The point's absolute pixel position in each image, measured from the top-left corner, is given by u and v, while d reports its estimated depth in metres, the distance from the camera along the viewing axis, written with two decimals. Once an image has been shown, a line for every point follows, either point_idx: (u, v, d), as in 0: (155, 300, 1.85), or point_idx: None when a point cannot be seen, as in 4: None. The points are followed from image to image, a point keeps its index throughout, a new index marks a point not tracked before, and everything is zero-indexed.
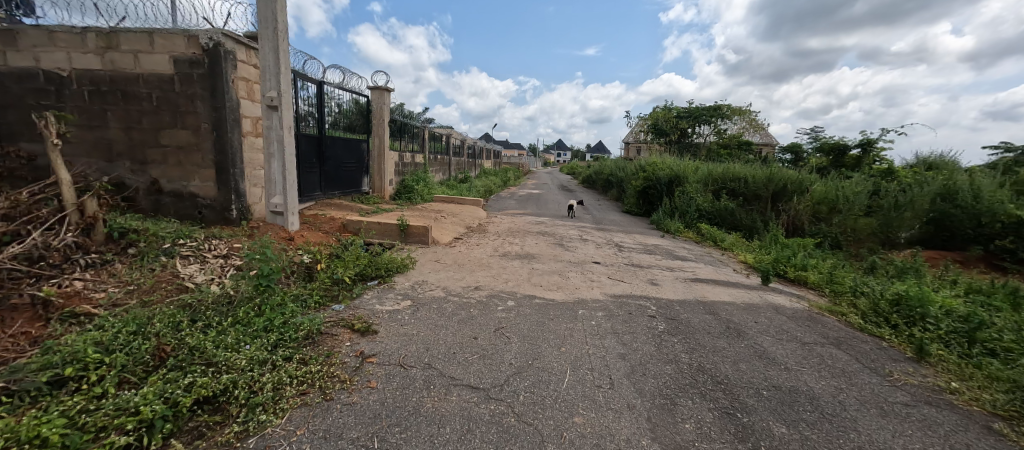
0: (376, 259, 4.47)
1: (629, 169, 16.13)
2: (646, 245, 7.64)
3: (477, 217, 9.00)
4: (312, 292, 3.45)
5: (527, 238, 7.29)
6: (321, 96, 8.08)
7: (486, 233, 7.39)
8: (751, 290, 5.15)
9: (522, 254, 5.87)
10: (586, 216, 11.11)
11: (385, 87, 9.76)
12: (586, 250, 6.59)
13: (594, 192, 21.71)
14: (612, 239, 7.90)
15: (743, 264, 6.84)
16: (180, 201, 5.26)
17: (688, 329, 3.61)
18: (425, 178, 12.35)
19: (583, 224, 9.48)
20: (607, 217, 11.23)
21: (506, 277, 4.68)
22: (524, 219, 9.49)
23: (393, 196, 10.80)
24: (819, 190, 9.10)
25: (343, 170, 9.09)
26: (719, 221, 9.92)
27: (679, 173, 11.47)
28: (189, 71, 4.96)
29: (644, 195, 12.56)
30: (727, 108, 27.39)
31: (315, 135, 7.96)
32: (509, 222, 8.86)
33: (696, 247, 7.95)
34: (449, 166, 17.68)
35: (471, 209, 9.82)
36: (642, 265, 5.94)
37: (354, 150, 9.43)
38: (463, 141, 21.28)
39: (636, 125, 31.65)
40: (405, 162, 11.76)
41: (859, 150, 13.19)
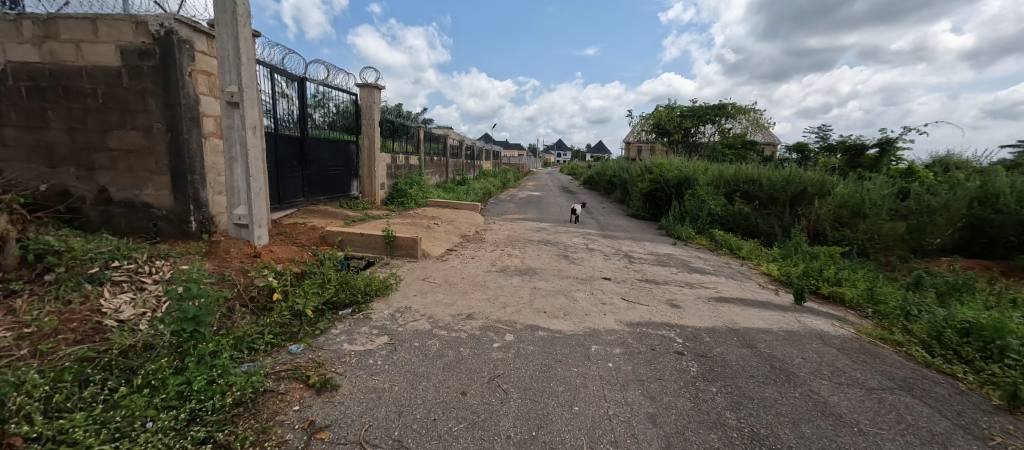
0: (351, 282, 3.81)
1: (634, 171, 15.47)
2: (658, 254, 6.97)
3: (474, 224, 8.33)
4: (259, 333, 2.81)
5: (528, 248, 6.63)
6: (303, 94, 7.40)
7: (484, 243, 6.73)
8: (785, 312, 4.50)
9: (523, 270, 5.21)
10: (590, 221, 10.44)
11: (375, 84, 9.10)
12: (594, 262, 5.92)
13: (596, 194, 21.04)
14: (621, 248, 7.24)
15: (767, 276, 6.19)
16: (132, 212, 4.61)
17: (725, 371, 2.95)
18: (420, 181, 11.69)
19: (588, 230, 8.81)
20: (613, 221, 10.55)
21: (505, 300, 4.02)
22: (525, 226, 8.83)
23: (385, 201, 10.15)
24: (843, 193, 8.44)
25: (329, 174, 8.42)
26: (734, 226, 9.25)
27: (689, 175, 10.80)
28: (138, 63, 4.31)
29: (650, 198, 11.88)
30: (732, 106, 26.73)
31: (296, 136, 7.29)
32: (509, 230, 8.21)
33: (712, 256, 7.28)
34: (446, 167, 17.00)
35: (468, 215, 9.16)
36: (658, 280, 5.28)
37: (341, 152, 8.76)
38: (461, 142, 20.59)
39: (638, 125, 30.97)
40: (398, 165, 11.10)
41: (877, 150, 12.55)
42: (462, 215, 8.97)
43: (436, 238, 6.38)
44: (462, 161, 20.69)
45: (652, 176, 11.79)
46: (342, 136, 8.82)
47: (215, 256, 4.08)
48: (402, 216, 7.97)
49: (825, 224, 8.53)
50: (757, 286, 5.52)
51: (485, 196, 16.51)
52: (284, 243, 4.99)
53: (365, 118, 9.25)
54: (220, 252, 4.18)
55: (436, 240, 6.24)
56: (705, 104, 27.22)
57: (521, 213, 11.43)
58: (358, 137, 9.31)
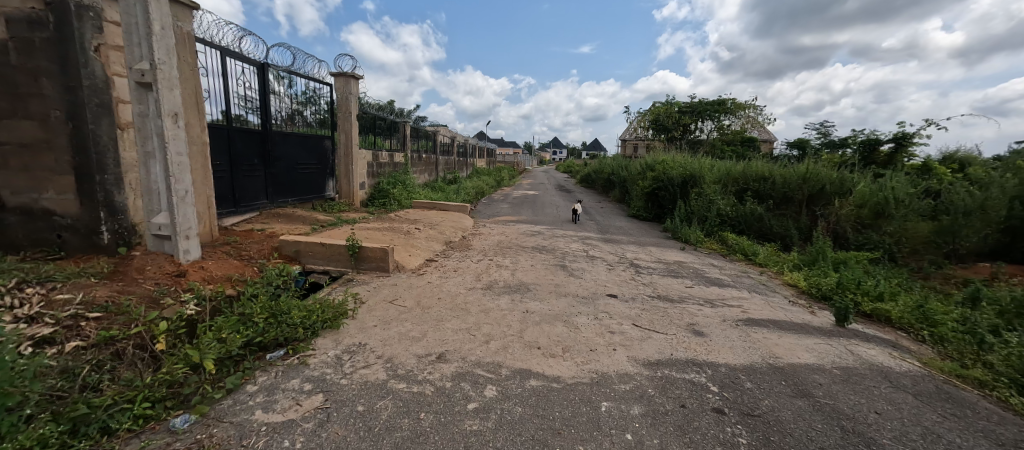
0: (291, 312, 2.99)
1: (634, 168, 14.67)
2: (669, 262, 6.17)
3: (462, 228, 7.49)
4: (124, 402, 1.96)
5: (521, 256, 5.81)
6: (265, 82, 6.51)
7: (471, 251, 5.90)
8: (830, 338, 3.71)
9: (514, 285, 4.40)
10: (590, 223, 9.64)
11: (351, 73, 8.21)
12: (598, 274, 5.11)
13: (593, 192, 20.24)
14: (626, 255, 6.43)
15: (793, 288, 5.42)
16: (31, 221, 3.73)
17: (786, 442, 2.15)
18: (405, 180, 10.82)
19: (587, 234, 8.01)
20: (614, 223, 9.75)
21: (489, 331, 3.20)
22: (518, 229, 8.00)
23: (366, 202, 9.28)
24: (865, 192, 7.68)
25: (300, 173, 7.53)
26: (746, 228, 8.47)
27: (696, 172, 10.01)
28: (28, 35, 3.45)
29: (653, 197, 11.08)
30: (732, 102, 26.05)
31: (257, 130, 6.40)
32: (500, 234, 7.39)
33: (727, 263, 6.50)
34: (437, 165, 16.11)
35: (455, 218, 8.31)
36: (673, 297, 4.48)
37: (312, 149, 7.86)
38: (453, 139, 19.70)
39: (635, 121, 30.18)
40: (381, 162, 10.23)
41: (892, 146, 11.86)
42: (449, 218, 8.13)
43: (415, 247, 5.54)
44: (454, 159, 19.78)
45: (655, 174, 10.99)
46: (315, 132, 7.93)
47: (122, 277, 3.25)
48: (379, 220, 7.12)
49: (847, 226, 7.78)
50: (787, 302, 4.74)
51: (478, 195, 15.66)
52: (223, 257, 4.15)
53: (341, 111, 8.37)
54: (131, 271, 3.35)
55: (413, 249, 5.40)
56: (704, 100, 26.49)
57: (514, 214, 10.59)
58: (333, 133, 8.41)
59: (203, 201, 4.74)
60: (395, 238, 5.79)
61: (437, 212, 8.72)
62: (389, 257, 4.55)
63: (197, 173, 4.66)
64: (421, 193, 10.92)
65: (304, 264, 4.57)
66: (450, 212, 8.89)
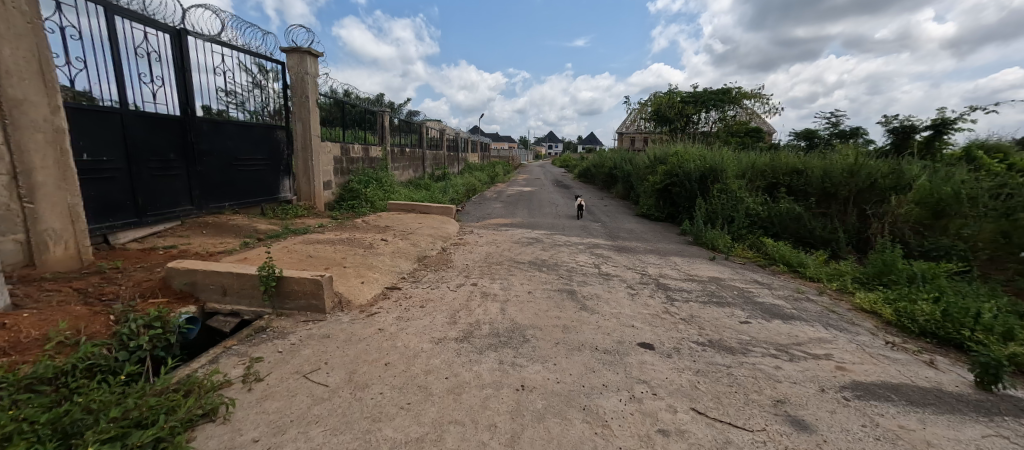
0: (86, 434, 1.62)
1: (640, 162, 13.26)
2: (704, 280, 4.84)
3: (442, 237, 6.09)
4: None
5: (514, 276, 4.46)
6: (183, 54, 5.09)
7: (449, 272, 4.53)
8: (995, 422, 2.38)
9: (503, 331, 3.03)
10: (596, 226, 8.27)
11: (306, 48, 6.75)
12: (619, 305, 3.76)
13: (593, 188, 18.79)
14: (648, 271, 5.09)
15: (876, 319, 4.08)
16: None
17: None
18: (381, 177, 9.39)
19: (595, 241, 6.64)
20: (624, 226, 8.41)
21: (455, 444, 1.84)
22: (512, 237, 6.63)
23: (332, 204, 7.85)
24: (927, 186, 6.31)
25: (240, 170, 6.11)
26: (782, 231, 7.17)
27: (717, 166, 8.65)
28: None
29: (666, 194, 9.73)
30: (736, 91, 24.70)
31: (174, 116, 5.00)
32: (489, 244, 6.02)
33: (775, 280, 5.16)
34: (423, 160, 14.64)
35: (436, 223, 6.92)
36: (732, 344, 3.13)
37: (256, 139, 6.41)
38: (441, 132, 18.20)
39: (635, 112, 28.71)
40: (352, 157, 8.79)
41: (929, 132, 10.57)
42: (428, 224, 6.75)
43: (373, 269, 4.15)
44: (443, 154, 18.26)
45: (668, 167, 9.63)
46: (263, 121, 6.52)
47: None
48: (338, 230, 5.71)
49: (906, 228, 6.45)
50: (885, 346, 3.40)
51: (468, 193, 14.21)
52: (61, 302, 2.75)
53: (296, 95, 6.90)
54: None
55: (370, 273, 4.01)
56: (708, 89, 25.04)
57: (508, 215, 9.20)
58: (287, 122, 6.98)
59: (60, 213, 3.35)
60: (349, 257, 4.40)
61: (415, 216, 7.32)
62: (325, 293, 3.15)
63: (47, 174, 3.25)
64: (401, 192, 9.48)
65: (204, 301, 3.20)
66: (431, 216, 7.48)
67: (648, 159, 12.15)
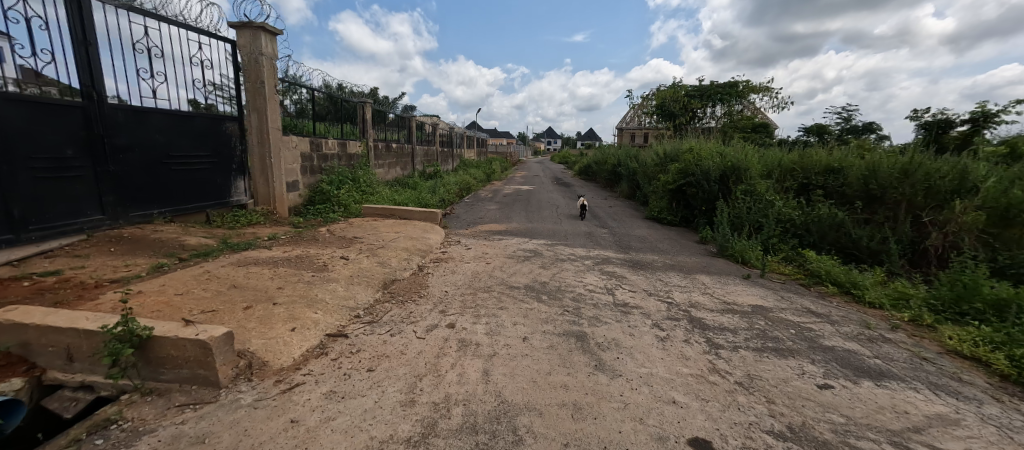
0: None
1: (648, 159, 12.18)
2: (748, 312, 3.81)
3: (420, 250, 5.01)
4: None
5: (505, 310, 3.41)
6: (84, 23, 4.03)
7: (422, 304, 3.47)
8: None
9: (482, 424, 1.98)
10: (603, 232, 7.24)
11: (258, 23, 5.64)
12: (649, 360, 2.72)
13: (596, 186, 17.71)
14: (675, 297, 4.05)
15: (987, 373, 3.05)
16: None
17: None
18: (360, 177, 8.29)
19: (604, 254, 5.58)
20: (635, 232, 7.37)
21: None
22: (506, 249, 5.58)
23: (298, 208, 6.78)
24: (1001, 188, 5.27)
25: (174, 169, 5.03)
26: (821, 241, 6.14)
27: (740, 164, 7.61)
28: None
29: (680, 196, 8.70)
30: (744, 84, 23.58)
31: (72, 101, 3.95)
32: (478, 260, 4.96)
33: (832, 310, 4.14)
34: (412, 157, 13.53)
35: (416, 232, 5.85)
36: (825, 437, 2.09)
37: (196, 132, 5.33)
38: (434, 126, 17.05)
39: (638, 106, 27.57)
40: (325, 154, 7.70)
41: (969, 127, 9.49)
42: (404, 232, 5.67)
43: (315, 304, 3.09)
44: (436, 150, 17.14)
45: (683, 166, 8.58)
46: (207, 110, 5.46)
47: None
48: (289, 243, 4.64)
49: (973, 239, 5.37)
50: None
51: (461, 193, 13.14)
52: None
53: (248, 79, 5.81)
54: None
55: (308, 312, 2.95)
56: (714, 82, 23.90)
57: (502, 219, 8.14)
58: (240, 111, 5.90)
59: None
60: (287, 286, 3.34)
61: (391, 223, 6.25)
62: (216, 358, 2.11)
63: None
64: (383, 194, 8.40)
65: (43, 369, 2.20)
66: (412, 223, 6.39)
67: (658, 155, 11.09)
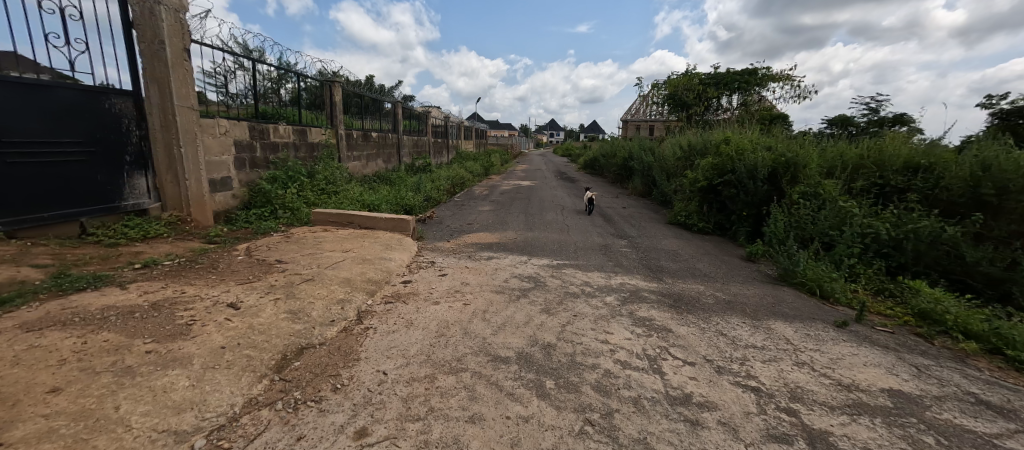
0: None
1: (668, 153, 10.52)
2: (894, 413, 2.25)
3: (366, 283, 3.45)
4: None
5: (480, 429, 1.85)
6: None
7: (328, 412, 1.91)
8: None
9: None
10: (623, 245, 5.66)
11: None
12: None
13: (604, 182, 16.07)
14: (763, 378, 2.48)
15: None
16: None
17: None
18: (320, 172, 6.71)
19: (632, 285, 4.00)
20: (663, 245, 5.81)
21: None
22: (494, 276, 4.01)
23: (229, 214, 5.22)
24: None
25: (14, 163, 3.51)
26: (919, 264, 4.58)
27: (796, 159, 5.99)
28: None
29: (714, 197, 7.09)
30: (764, 72, 21.70)
31: None
32: (452, 298, 3.38)
33: (1010, 395, 2.58)
34: (398, 148, 11.90)
35: (374, 249, 4.29)
36: None
37: (56, 110, 3.77)
38: (425, 114, 15.36)
39: (648, 96, 25.74)
40: (272, 143, 6.12)
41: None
42: (355, 252, 4.11)
43: (91, 439, 1.54)
44: (427, 141, 15.48)
45: (719, 160, 6.96)
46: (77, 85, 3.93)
47: None
48: (165, 275, 3.10)
49: None
50: None
51: (452, 190, 11.53)
52: None
53: (141, 39, 4.22)
54: None
55: None
56: (732, 70, 22.06)
57: (495, 225, 6.55)
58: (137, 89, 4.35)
59: None
60: (69, 386, 1.78)
61: (345, 235, 4.69)
62: None
63: None
64: (348, 192, 6.82)
65: None
66: (373, 235, 4.83)
67: (681, 148, 9.44)
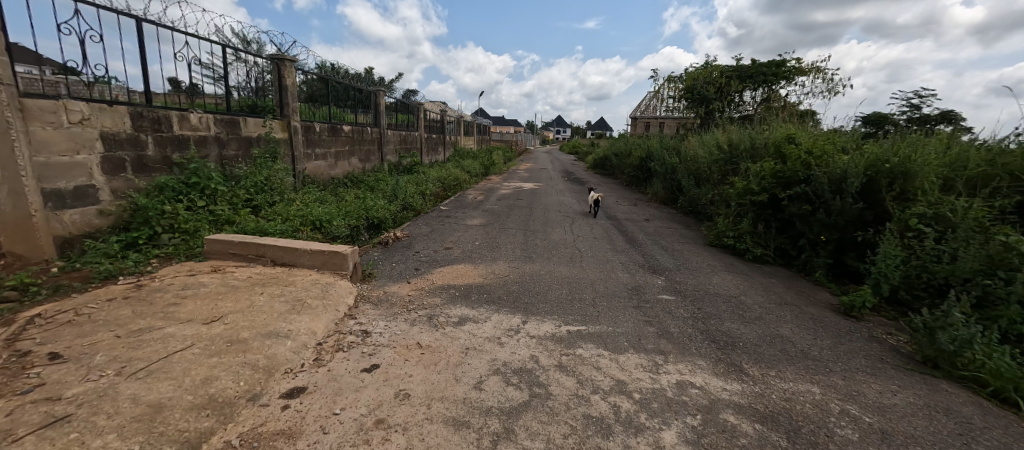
0: None
1: (701, 153, 8.72)
2: None
3: (201, 407, 1.77)
4: None
5: None
6: None
7: None
8: None
9: None
10: (663, 287, 3.98)
11: None
12: None
13: (618, 185, 14.22)
14: None
15: None
16: None
17: None
18: (251, 175, 5.05)
19: (701, 393, 2.26)
20: (717, 287, 4.13)
21: None
22: (461, 369, 2.33)
23: (89, 238, 3.58)
24: None
25: None
26: None
27: (910, 166, 4.19)
28: None
29: (776, 213, 5.35)
30: (794, 63, 19.52)
31: None
32: (361, 448, 1.69)
33: None
34: (380, 143, 10.21)
35: (265, 312, 2.60)
36: None
37: None
38: (417, 106, 13.65)
39: (664, 90, 23.74)
40: (177, 137, 4.47)
41: None
42: (230, 320, 2.45)
43: None
44: (420, 137, 13.78)
45: (784, 165, 5.21)
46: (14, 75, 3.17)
47: None
48: None
49: None
50: None
51: (442, 194, 9.80)
52: None
53: None
54: None
55: None
56: (758, 60, 19.86)
57: (484, 251, 4.83)
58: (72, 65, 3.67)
59: None
60: None
61: (237, 281, 3.02)
62: None
63: None
64: (288, 203, 5.14)
65: None
66: (284, 279, 3.16)
67: (720, 148, 7.63)
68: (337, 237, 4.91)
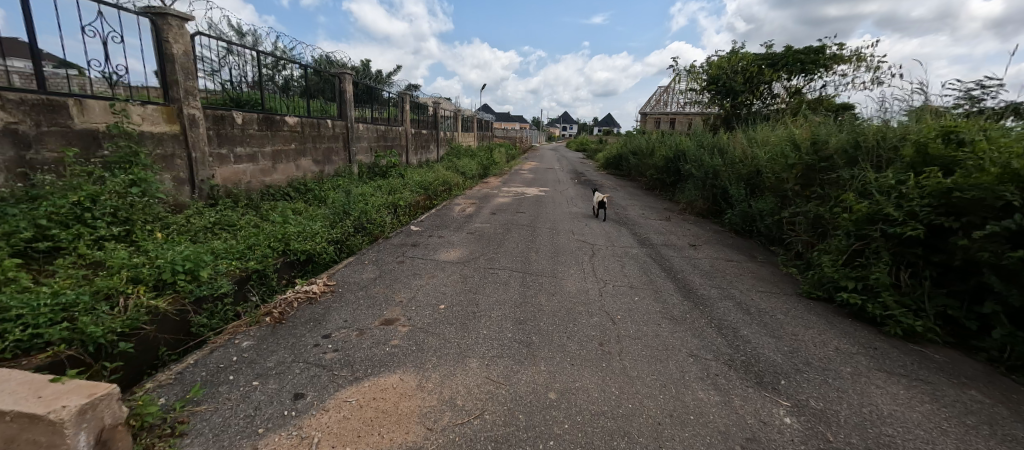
0: None
1: (761, 154, 6.58)
2: None
3: None
4: None
5: None
6: None
7: None
8: None
9: None
10: (803, 441, 1.92)
11: None
12: None
13: (638, 189, 12.07)
14: None
15: None
16: None
17: None
18: (67, 196, 3.03)
19: None
20: (901, 432, 2.06)
21: None
22: None
23: None
24: None
25: None
26: None
27: None
28: None
29: (934, 255, 3.26)
30: (835, 48, 17.08)
31: None
32: None
33: None
34: (347, 139, 8.16)
35: None
36: None
37: None
38: (403, 97, 11.59)
39: (683, 82, 21.42)
40: None
41: None
42: None
43: None
44: (406, 133, 11.75)
45: (957, 177, 3.11)
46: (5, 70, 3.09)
47: None
48: None
49: None
50: None
51: (423, 205, 7.75)
52: None
53: None
54: None
55: None
56: (792, 47, 17.47)
57: (449, 329, 2.76)
58: None
59: None
60: None
61: None
62: None
63: None
64: (128, 240, 3.11)
65: None
66: None
67: (798, 147, 5.49)
68: (203, 300, 2.93)
